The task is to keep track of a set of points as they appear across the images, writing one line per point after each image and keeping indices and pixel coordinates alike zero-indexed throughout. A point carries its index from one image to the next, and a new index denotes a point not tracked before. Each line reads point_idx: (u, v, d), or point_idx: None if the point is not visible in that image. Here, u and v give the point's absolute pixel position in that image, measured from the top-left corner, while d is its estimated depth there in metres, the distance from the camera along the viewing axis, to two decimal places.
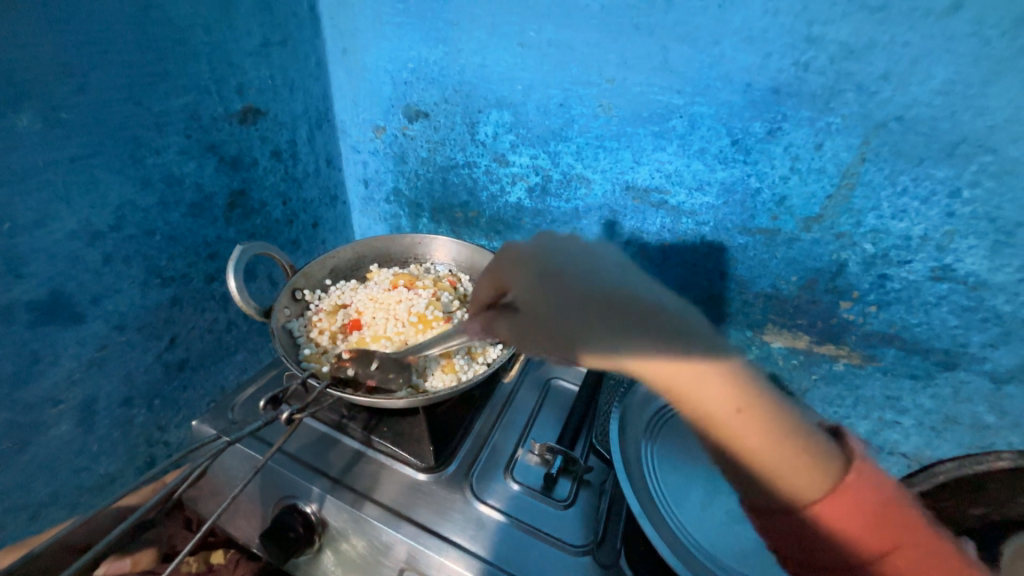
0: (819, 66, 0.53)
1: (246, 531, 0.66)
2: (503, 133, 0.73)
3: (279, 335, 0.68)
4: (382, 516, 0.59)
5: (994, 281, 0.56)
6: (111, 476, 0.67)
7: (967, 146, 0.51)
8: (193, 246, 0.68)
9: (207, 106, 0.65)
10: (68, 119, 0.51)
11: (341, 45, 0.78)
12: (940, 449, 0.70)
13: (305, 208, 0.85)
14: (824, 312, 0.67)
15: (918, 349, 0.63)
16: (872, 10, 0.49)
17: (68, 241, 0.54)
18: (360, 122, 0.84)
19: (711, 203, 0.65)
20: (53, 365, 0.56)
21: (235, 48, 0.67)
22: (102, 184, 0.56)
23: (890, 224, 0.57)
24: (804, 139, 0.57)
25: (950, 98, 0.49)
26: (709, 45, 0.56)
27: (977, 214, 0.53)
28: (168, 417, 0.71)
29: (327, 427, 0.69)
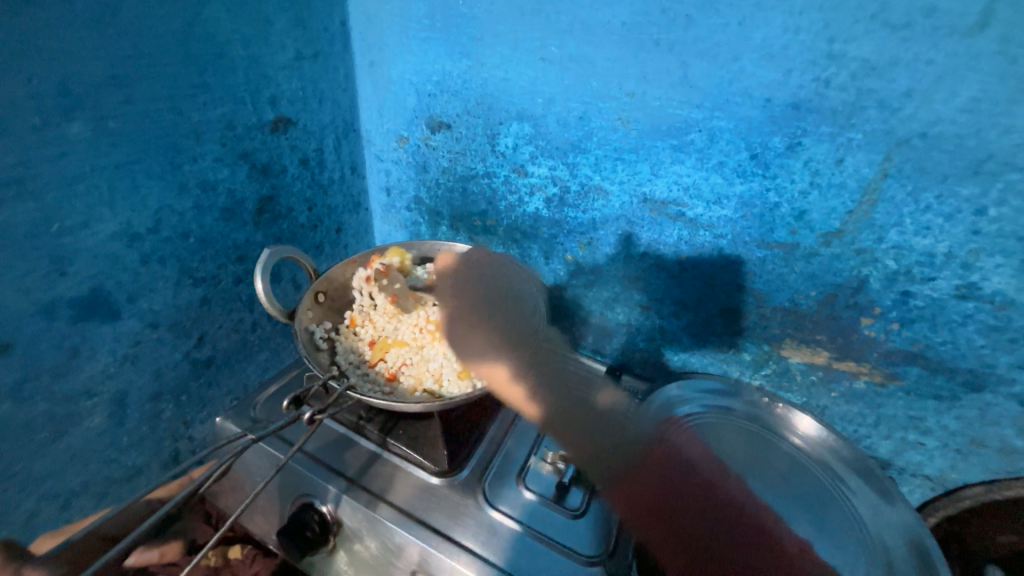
0: (839, 83, 0.53)
1: (263, 528, 0.68)
2: (523, 144, 0.75)
3: (301, 336, 0.70)
4: (395, 518, 0.60)
5: (1022, 301, 0.54)
6: (138, 468, 0.69)
7: (993, 163, 0.50)
8: (223, 249, 0.71)
9: (242, 115, 0.68)
10: (115, 128, 0.54)
11: (369, 58, 0.81)
12: (966, 473, 0.68)
13: (329, 214, 0.88)
14: (844, 328, 0.66)
15: (943, 368, 0.62)
16: (894, 28, 0.49)
17: (110, 241, 0.57)
18: (384, 132, 0.87)
19: (729, 216, 0.65)
20: (90, 359, 0.59)
21: (270, 61, 0.70)
22: (143, 189, 0.59)
23: (913, 240, 0.57)
24: (825, 154, 0.57)
25: (976, 115, 0.49)
26: (729, 61, 0.57)
27: (1005, 233, 0.52)
28: (193, 412, 0.74)
29: (346, 429, 0.71)
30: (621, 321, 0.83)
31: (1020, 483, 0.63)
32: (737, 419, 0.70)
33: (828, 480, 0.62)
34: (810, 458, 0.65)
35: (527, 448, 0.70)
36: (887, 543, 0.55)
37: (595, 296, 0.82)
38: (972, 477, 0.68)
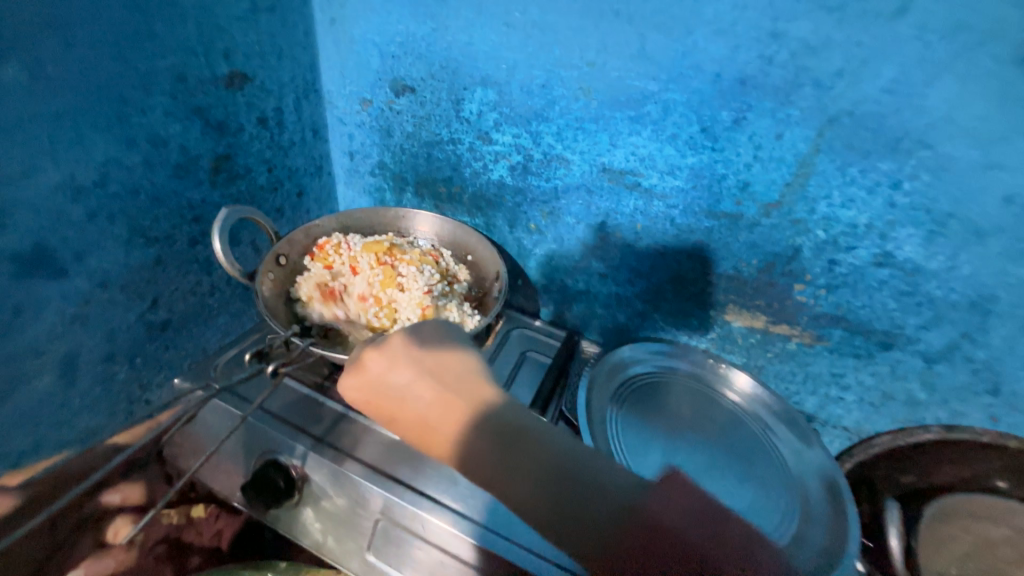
0: (781, 61, 0.57)
1: (226, 485, 0.68)
2: (488, 111, 0.76)
3: (263, 297, 0.70)
4: (361, 471, 0.62)
5: (928, 267, 0.61)
6: (93, 430, 0.68)
7: (908, 142, 0.55)
8: (178, 208, 0.69)
9: (194, 68, 0.65)
10: (54, 73, 0.52)
11: (330, 15, 0.79)
12: (877, 424, 0.76)
13: (290, 177, 0.86)
14: (780, 293, 0.72)
15: (862, 329, 0.69)
16: (830, 10, 0.53)
17: (53, 195, 0.55)
18: (347, 94, 0.85)
19: (681, 187, 0.69)
20: (36, 317, 0.57)
21: (222, 12, 0.67)
22: (87, 141, 0.56)
23: (840, 212, 0.62)
24: (767, 129, 0.61)
25: (896, 96, 0.54)
26: (683, 35, 0.60)
27: (915, 205, 0.58)
28: (150, 376, 0.73)
29: (309, 390, 0.73)
30: (580, 289, 0.86)
31: (920, 430, 0.72)
32: (683, 379, 0.75)
33: (759, 430, 0.69)
34: (744, 412, 0.72)
35: None
36: (806, 485, 0.63)
37: (556, 264, 0.85)
38: (882, 427, 0.76)
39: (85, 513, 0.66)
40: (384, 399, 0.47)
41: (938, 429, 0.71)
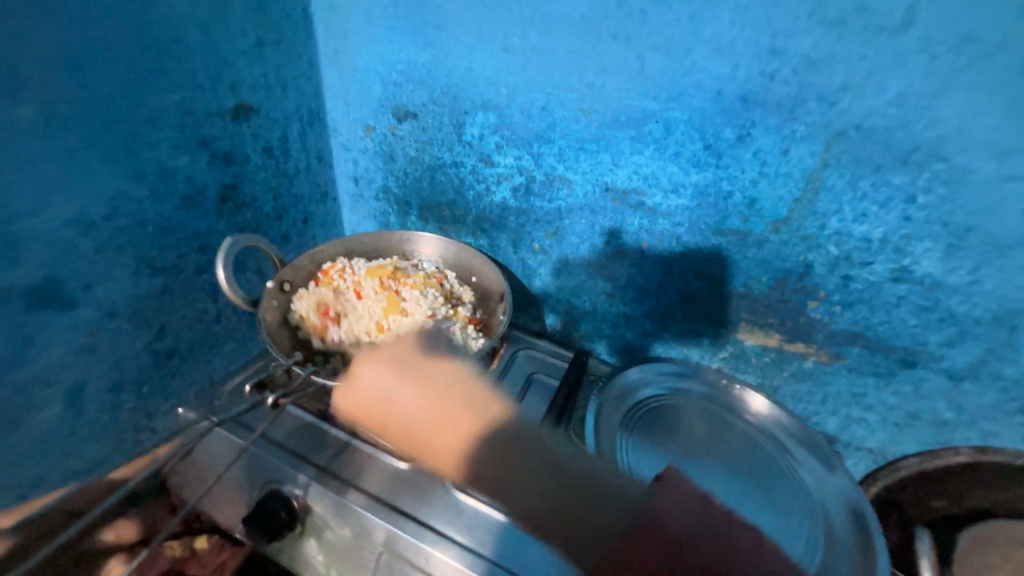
0: (783, 77, 0.56)
1: (229, 516, 0.67)
2: (489, 134, 0.76)
3: (267, 324, 0.70)
4: (364, 503, 0.61)
5: (948, 283, 0.59)
6: (99, 461, 0.68)
7: (920, 154, 0.54)
8: (185, 238, 0.70)
9: (201, 102, 0.67)
10: (65, 112, 0.53)
11: (333, 46, 0.81)
12: (903, 445, 0.73)
13: (296, 204, 0.87)
14: (793, 311, 0.69)
15: (881, 347, 0.66)
16: (831, 25, 0.52)
17: (63, 229, 0.56)
18: (350, 121, 0.86)
19: (685, 205, 0.68)
20: (44, 350, 0.57)
21: (228, 47, 0.69)
22: (96, 175, 0.57)
23: (852, 226, 0.60)
24: (771, 145, 0.60)
25: (904, 108, 0.52)
26: (682, 54, 0.59)
27: (931, 219, 0.56)
28: (156, 405, 0.73)
29: (313, 417, 0.72)
30: (587, 309, 0.85)
31: (950, 453, 0.68)
32: (695, 401, 0.73)
33: (777, 454, 0.66)
34: (761, 434, 0.69)
35: None
36: (828, 510, 0.60)
37: (561, 284, 0.84)
38: (908, 449, 0.72)
39: (79, 551, 0.63)
40: (382, 406, 0.67)
41: (969, 451, 0.67)
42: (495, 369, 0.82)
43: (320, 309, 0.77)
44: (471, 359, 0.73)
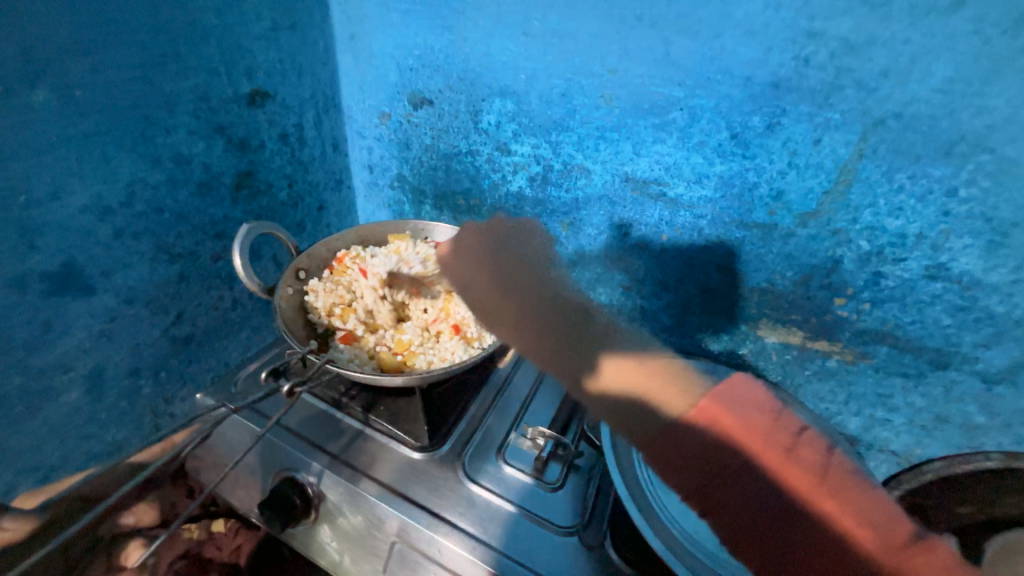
0: (818, 62, 0.53)
1: (245, 501, 0.69)
2: (506, 121, 0.74)
3: (281, 312, 0.70)
4: (377, 492, 0.61)
5: (988, 281, 0.56)
6: (119, 443, 0.69)
7: (964, 145, 0.51)
8: (201, 225, 0.70)
9: (216, 87, 0.66)
10: (81, 97, 0.53)
11: (349, 31, 0.79)
12: (930, 449, 0.70)
13: (311, 192, 0.87)
14: (818, 308, 0.67)
15: (911, 347, 0.64)
16: (873, 6, 0.49)
17: (81, 215, 0.56)
18: (366, 108, 0.85)
19: (708, 197, 0.66)
20: (64, 335, 0.58)
21: (244, 32, 0.68)
22: (113, 161, 0.57)
23: (886, 221, 0.57)
24: (803, 134, 0.57)
25: (949, 96, 0.49)
26: (710, 38, 0.57)
27: (973, 214, 0.53)
28: (174, 390, 0.74)
29: (326, 405, 0.72)
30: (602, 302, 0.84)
31: (981, 457, 0.59)
32: None
33: None
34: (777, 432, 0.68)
35: (507, 425, 0.73)
36: None
37: (578, 277, 0.83)
38: (934, 452, 0.70)
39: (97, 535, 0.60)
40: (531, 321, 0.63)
41: (1000, 457, 0.58)
42: (508, 360, 0.82)
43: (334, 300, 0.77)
44: (484, 351, 0.73)
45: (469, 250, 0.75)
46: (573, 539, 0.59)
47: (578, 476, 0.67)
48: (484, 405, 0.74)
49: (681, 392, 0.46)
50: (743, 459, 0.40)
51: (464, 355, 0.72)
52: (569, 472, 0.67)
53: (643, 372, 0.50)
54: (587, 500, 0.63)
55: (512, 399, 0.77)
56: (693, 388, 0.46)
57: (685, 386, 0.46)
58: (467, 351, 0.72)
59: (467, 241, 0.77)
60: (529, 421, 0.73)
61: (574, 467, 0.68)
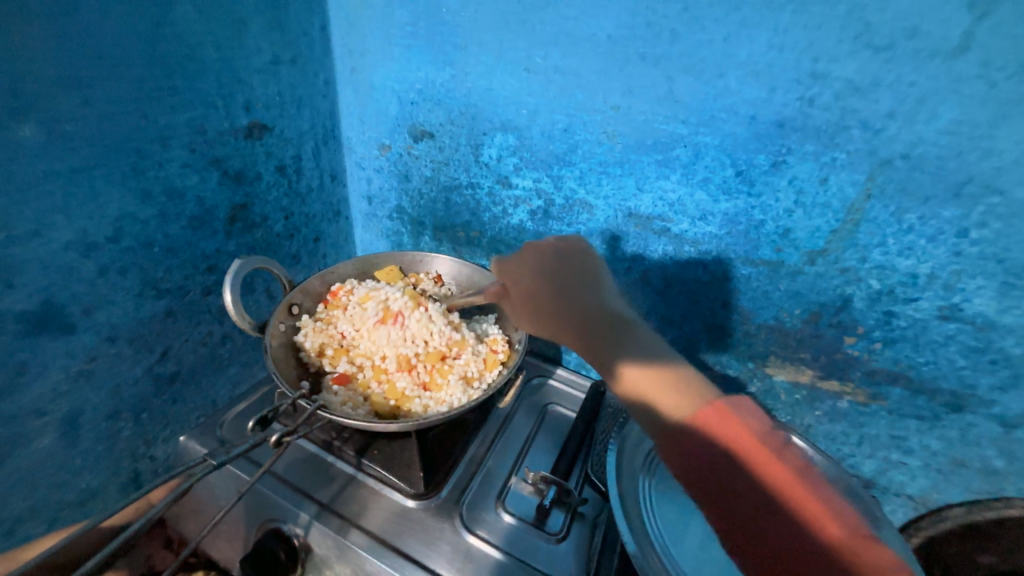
0: (823, 103, 0.53)
1: (226, 554, 0.64)
2: (507, 155, 0.73)
3: (271, 351, 0.67)
4: (368, 546, 0.57)
5: (1003, 323, 0.54)
6: (94, 490, 0.65)
7: (974, 186, 0.50)
8: (192, 259, 0.68)
9: (213, 120, 0.65)
10: (72, 132, 0.51)
11: (350, 64, 0.79)
12: (948, 493, 0.67)
13: (307, 223, 0.86)
14: (828, 346, 0.65)
15: (926, 389, 0.62)
16: (877, 49, 0.49)
17: (64, 252, 0.54)
18: (365, 139, 0.85)
19: (714, 233, 0.65)
20: (40, 377, 0.55)
21: (244, 65, 0.67)
22: (102, 196, 0.55)
23: (896, 260, 0.56)
24: (808, 173, 0.56)
25: (957, 138, 0.49)
26: (714, 77, 0.57)
27: (985, 255, 0.52)
28: (155, 431, 0.70)
29: (317, 448, 0.68)
30: None
31: (1000, 504, 0.59)
32: None
33: None
34: None
35: (507, 469, 0.69)
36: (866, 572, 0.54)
37: None
38: (953, 497, 0.67)
39: None
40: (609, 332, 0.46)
41: (1022, 505, 0.57)
42: (508, 399, 0.79)
43: (327, 337, 0.74)
44: (483, 393, 0.70)
45: (540, 251, 0.55)
46: None
47: (583, 525, 0.63)
48: (483, 447, 0.71)
49: (681, 397, 0.41)
50: (697, 432, 0.40)
51: (463, 399, 0.69)
52: (573, 520, 0.63)
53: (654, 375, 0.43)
54: (593, 553, 0.60)
55: (513, 440, 0.74)
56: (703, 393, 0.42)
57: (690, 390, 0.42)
58: (467, 394, 0.70)
59: (536, 240, 0.57)
60: (530, 465, 0.70)
61: (577, 515, 0.64)
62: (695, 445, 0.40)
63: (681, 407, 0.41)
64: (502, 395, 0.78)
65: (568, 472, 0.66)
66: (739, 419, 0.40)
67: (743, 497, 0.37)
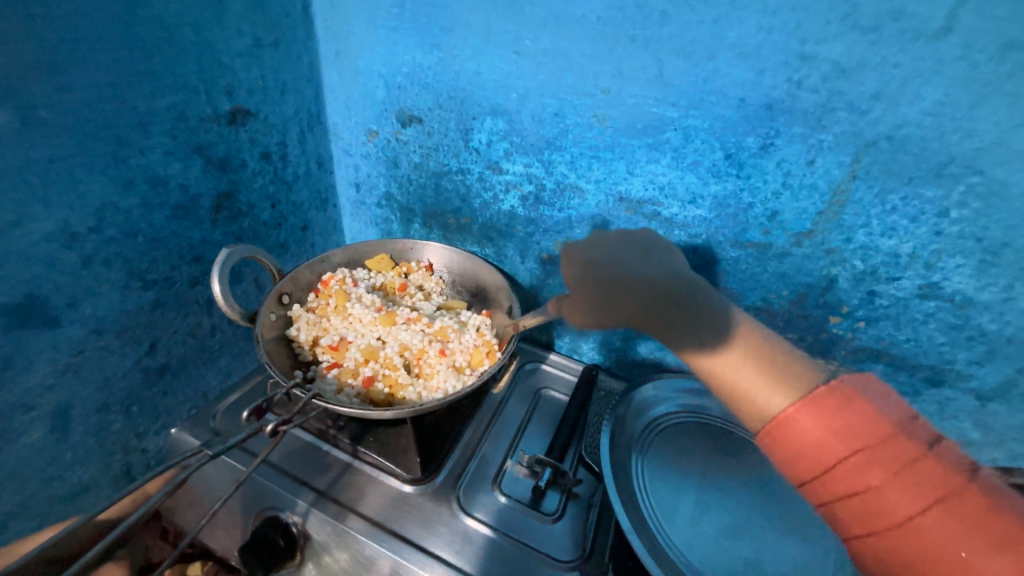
0: (811, 84, 0.53)
1: (224, 544, 0.65)
2: (497, 140, 0.73)
3: (263, 341, 0.66)
4: (366, 530, 0.58)
5: (980, 300, 0.56)
6: (86, 485, 0.64)
7: (955, 167, 0.51)
8: (177, 249, 0.66)
9: (195, 106, 0.63)
10: (46, 118, 0.50)
11: (334, 47, 0.77)
12: None
13: (295, 211, 0.84)
14: (813, 326, 0.67)
15: (906, 365, 0.64)
16: (864, 30, 0.49)
17: (45, 243, 0.52)
18: (352, 125, 0.83)
19: (703, 216, 0.65)
20: (25, 371, 0.54)
21: (224, 48, 0.65)
22: (82, 185, 0.54)
23: (880, 241, 0.58)
24: (796, 155, 0.57)
25: (940, 119, 0.50)
26: (704, 59, 0.57)
27: (965, 234, 0.53)
28: (146, 424, 0.69)
29: (312, 437, 0.68)
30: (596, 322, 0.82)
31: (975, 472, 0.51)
32: (711, 421, 0.69)
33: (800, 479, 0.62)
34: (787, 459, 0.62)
35: (502, 453, 0.70)
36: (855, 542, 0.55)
37: None
38: None
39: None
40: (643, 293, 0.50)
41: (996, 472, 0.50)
42: (502, 385, 0.80)
43: (319, 328, 0.74)
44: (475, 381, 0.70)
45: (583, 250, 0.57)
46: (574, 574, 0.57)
47: (578, 505, 0.65)
48: (478, 432, 0.72)
49: (778, 385, 0.39)
50: (799, 423, 0.37)
51: (457, 386, 0.70)
52: (568, 500, 0.65)
53: (736, 359, 0.42)
54: (588, 531, 0.61)
55: (507, 425, 0.74)
56: (800, 385, 0.39)
57: (786, 383, 0.39)
58: (460, 380, 0.70)
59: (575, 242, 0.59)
60: (525, 448, 0.71)
61: (572, 495, 0.65)
62: (850, 474, 0.35)
63: (772, 407, 0.39)
64: (496, 380, 0.79)
65: (562, 454, 0.67)
66: (851, 403, 0.36)
67: (851, 475, 0.35)
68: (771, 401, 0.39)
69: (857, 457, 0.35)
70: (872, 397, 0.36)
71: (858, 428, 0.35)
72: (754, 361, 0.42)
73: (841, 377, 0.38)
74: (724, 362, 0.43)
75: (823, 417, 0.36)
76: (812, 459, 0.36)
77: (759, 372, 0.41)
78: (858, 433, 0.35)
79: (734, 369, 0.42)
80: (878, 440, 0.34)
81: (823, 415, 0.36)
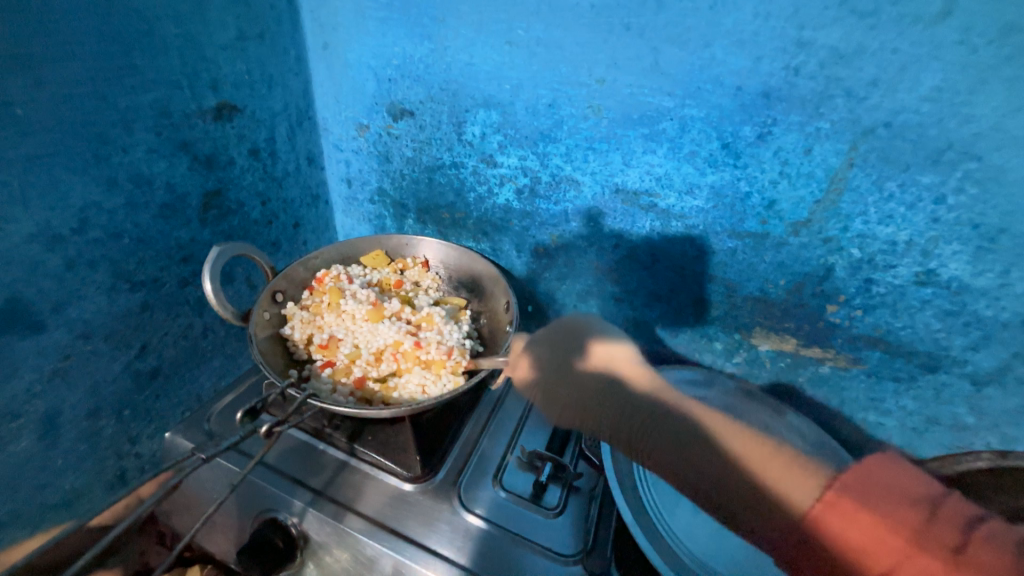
0: (809, 71, 0.53)
1: (222, 547, 0.64)
2: (491, 133, 0.72)
3: (256, 340, 0.65)
4: (365, 529, 0.57)
5: (976, 286, 0.56)
6: (78, 491, 0.63)
7: (953, 153, 0.51)
8: (165, 249, 0.65)
9: (179, 101, 0.61)
10: (23, 116, 0.48)
11: (322, 39, 0.75)
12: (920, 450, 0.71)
13: (286, 209, 0.83)
14: (810, 315, 0.67)
15: (902, 352, 0.64)
16: (862, 15, 0.49)
17: (26, 245, 0.51)
18: (342, 120, 0.81)
19: (700, 207, 0.65)
20: (10, 378, 0.52)
21: (208, 41, 0.63)
22: (62, 185, 0.52)
23: (877, 228, 0.57)
24: (794, 143, 0.57)
25: (937, 104, 0.50)
26: (700, 47, 0.56)
27: (961, 220, 0.53)
28: (139, 428, 0.68)
29: (309, 436, 0.67)
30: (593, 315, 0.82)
31: (968, 457, 0.52)
32: None
33: None
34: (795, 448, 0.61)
35: (502, 448, 0.70)
36: None
37: (568, 289, 0.80)
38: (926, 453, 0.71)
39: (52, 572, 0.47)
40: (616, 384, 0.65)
41: (989, 455, 0.52)
42: (500, 380, 0.79)
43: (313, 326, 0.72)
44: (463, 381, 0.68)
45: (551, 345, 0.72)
46: (576, 567, 0.57)
47: (579, 498, 0.65)
48: (477, 428, 0.71)
49: (807, 483, 0.46)
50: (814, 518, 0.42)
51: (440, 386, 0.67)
52: (568, 494, 0.65)
53: (726, 467, 0.52)
54: (589, 524, 0.61)
55: (506, 419, 0.74)
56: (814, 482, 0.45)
57: (805, 479, 0.46)
58: (444, 380, 0.68)
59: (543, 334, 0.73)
60: (525, 442, 0.71)
61: (573, 489, 0.65)
62: (865, 561, 0.38)
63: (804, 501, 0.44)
64: (495, 376, 0.78)
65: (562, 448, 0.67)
66: (870, 483, 0.41)
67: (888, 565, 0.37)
68: (795, 494, 0.45)
69: (891, 548, 0.37)
70: (898, 474, 0.41)
71: (877, 513, 0.39)
72: (786, 476, 0.47)
73: (872, 460, 0.42)
74: (727, 442, 0.53)
75: (851, 510, 0.40)
76: (854, 562, 0.39)
77: (765, 457, 0.50)
78: (886, 523, 0.38)
79: (730, 445, 0.53)
80: (896, 522, 0.38)
81: (849, 509, 0.40)
